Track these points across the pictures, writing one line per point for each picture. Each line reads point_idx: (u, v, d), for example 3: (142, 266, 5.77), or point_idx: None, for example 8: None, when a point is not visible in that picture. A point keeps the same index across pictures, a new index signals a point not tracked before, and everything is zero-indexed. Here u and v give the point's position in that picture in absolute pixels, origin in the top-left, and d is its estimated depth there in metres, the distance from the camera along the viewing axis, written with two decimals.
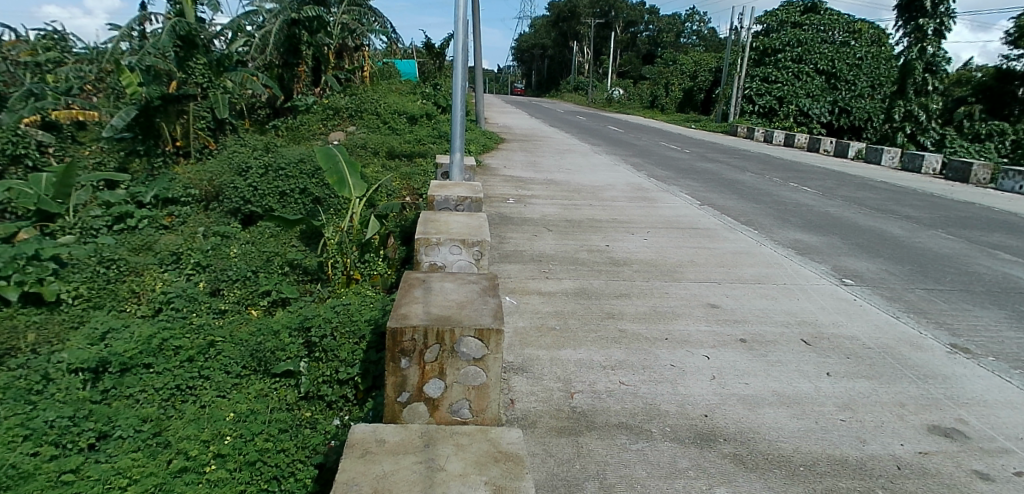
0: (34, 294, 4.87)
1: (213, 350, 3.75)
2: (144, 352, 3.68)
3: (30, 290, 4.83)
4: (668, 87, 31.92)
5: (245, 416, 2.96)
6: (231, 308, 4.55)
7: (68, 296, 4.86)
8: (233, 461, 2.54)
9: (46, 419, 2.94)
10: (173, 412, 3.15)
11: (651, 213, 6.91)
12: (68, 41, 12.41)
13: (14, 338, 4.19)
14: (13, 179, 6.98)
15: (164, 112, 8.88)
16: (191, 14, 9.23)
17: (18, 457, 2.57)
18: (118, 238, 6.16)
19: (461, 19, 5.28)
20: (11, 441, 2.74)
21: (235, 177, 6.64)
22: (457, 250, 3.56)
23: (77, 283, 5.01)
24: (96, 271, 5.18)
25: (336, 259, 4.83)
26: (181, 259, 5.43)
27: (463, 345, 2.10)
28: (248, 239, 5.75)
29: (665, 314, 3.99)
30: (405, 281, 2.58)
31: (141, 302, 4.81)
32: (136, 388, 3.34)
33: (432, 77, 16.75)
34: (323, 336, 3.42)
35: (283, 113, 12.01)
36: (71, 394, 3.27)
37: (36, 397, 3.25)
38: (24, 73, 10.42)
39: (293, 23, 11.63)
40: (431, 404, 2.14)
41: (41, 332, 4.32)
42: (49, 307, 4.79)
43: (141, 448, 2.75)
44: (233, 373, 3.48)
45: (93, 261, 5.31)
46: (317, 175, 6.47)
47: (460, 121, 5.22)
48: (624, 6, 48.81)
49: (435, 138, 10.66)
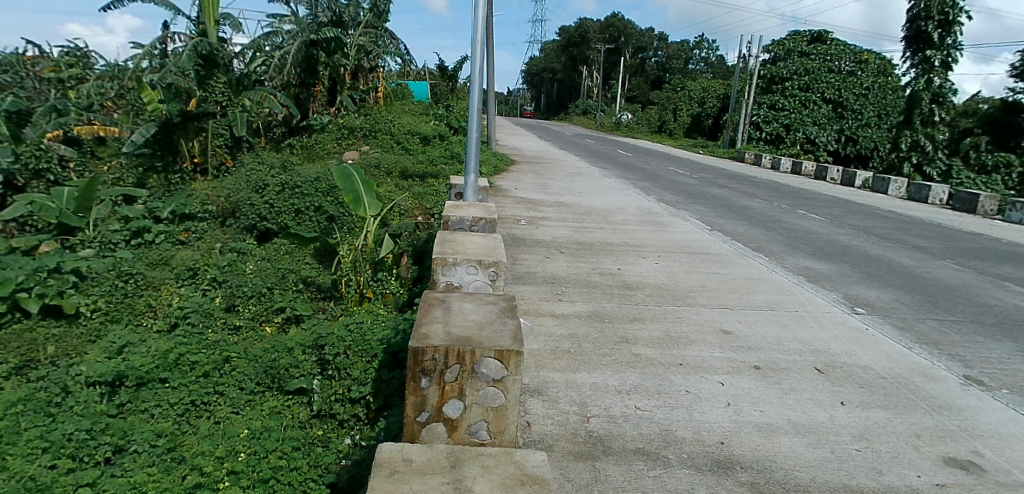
0: (54, 306, 4.89)
1: (228, 366, 3.72)
2: (160, 367, 3.66)
3: (50, 302, 4.85)
4: (676, 112, 32.24)
5: (260, 432, 2.95)
6: (247, 323, 4.56)
7: (86, 309, 4.90)
8: (247, 478, 2.54)
9: (64, 432, 2.95)
10: (188, 427, 3.14)
11: (662, 238, 6.93)
12: (89, 57, 12.57)
13: (33, 351, 4.23)
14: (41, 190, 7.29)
15: (184, 129, 9.07)
16: (213, 34, 9.32)
17: (36, 471, 2.58)
18: (136, 252, 6.21)
19: (478, 43, 5.37)
20: (31, 454, 2.75)
21: (253, 194, 6.70)
22: (473, 271, 3.56)
23: (95, 296, 5.05)
24: (114, 284, 5.21)
25: (349, 277, 4.88)
26: (197, 275, 5.44)
27: (483, 366, 2.10)
28: (263, 256, 5.78)
29: (679, 340, 3.97)
30: (424, 300, 2.59)
31: (157, 317, 4.84)
32: (151, 403, 3.34)
33: (444, 98, 16.98)
34: (337, 354, 3.43)
35: (299, 132, 12.19)
36: (88, 408, 3.27)
37: (55, 410, 3.26)
38: (47, 89, 10.69)
39: (311, 44, 11.79)
40: (450, 425, 2.13)
41: (60, 345, 4.35)
42: (68, 319, 4.82)
43: (156, 463, 2.73)
44: (248, 390, 3.46)
45: (111, 274, 5.33)
46: (333, 193, 6.50)
47: (476, 141, 5.26)
48: (632, 32, 49.72)
49: (448, 159, 10.74)
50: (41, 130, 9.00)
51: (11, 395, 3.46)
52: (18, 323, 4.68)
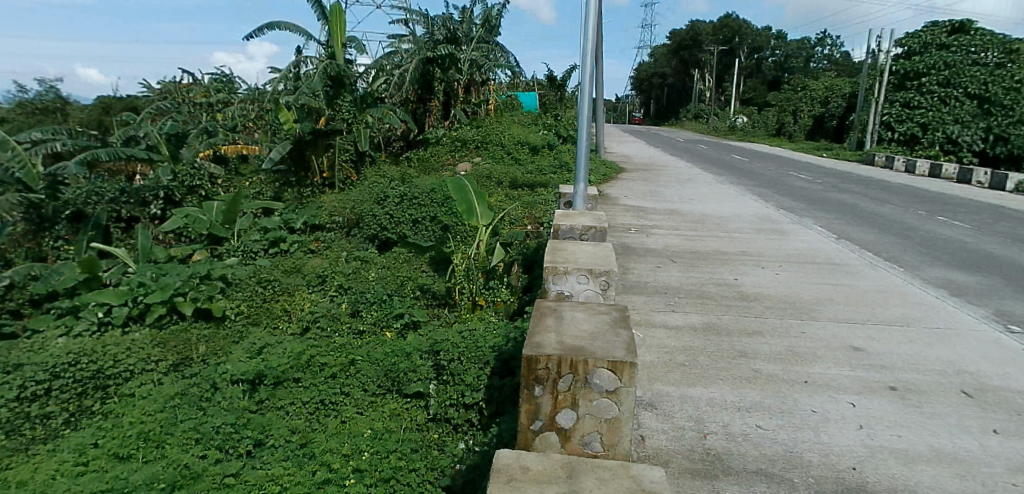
0: (205, 309, 5.50)
1: (353, 368, 3.95)
2: (294, 367, 3.97)
3: (202, 305, 5.47)
4: (795, 113, 30.39)
5: (380, 433, 3.13)
6: (369, 329, 4.84)
7: (231, 312, 5.46)
8: (370, 477, 2.73)
9: (213, 426, 3.32)
10: (318, 425, 3.39)
11: (781, 246, 6.55)
12: (234, 82, 13.92)
13: (189, 351, 4.80)
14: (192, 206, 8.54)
15: (314, 145, 9.86)
16: (341, 57, 10.04)
17: (192, 461, 2.99)
18: (274, 260, 6.80)
19: (588, 52, 5.37)
20: (188, 447, 3.17)
21: (375, 205, 7.12)
22: (584, 280, 3.56)
23: (239, 301, 5.61)
24: (255, 291, 5.75)
25: (463, 285, 5.04)
26: (326, 281, 5.86)
27: (596, 377, 2.09)
28: (384, 264, 6.12)
29: (802, 355, 3.73)
30: (537, 309, 2.61)
31: (291, 320, 5.27)
32: (285, 400, 3.64)
33: (552, 108, 17.13)
34: (451, 359, 3.55)
35: (415, 145, 12.81)
36: (233, 403, 3.64)
37: (206, 404, 3.66)
38: (201, 114, 12.01)
39: (427, 61, 12.32)
40: (563, 435, 2.13)
41: (208, 346, 4.92)
42: (217, 322, 5.40)
43: (290, 458, 2.99)
44: (370, 392, 3.67)
45: (253, 281, 5.89)
46: (446, 204, 6.75)
47: (585, 149, 5.26)
48: (746, 32, 47.63)
49: (556, 168, 10.80)
50: (197, 150, 10.11)
51: (172, 389, 3.92)
52: (178, 324, 5.32)
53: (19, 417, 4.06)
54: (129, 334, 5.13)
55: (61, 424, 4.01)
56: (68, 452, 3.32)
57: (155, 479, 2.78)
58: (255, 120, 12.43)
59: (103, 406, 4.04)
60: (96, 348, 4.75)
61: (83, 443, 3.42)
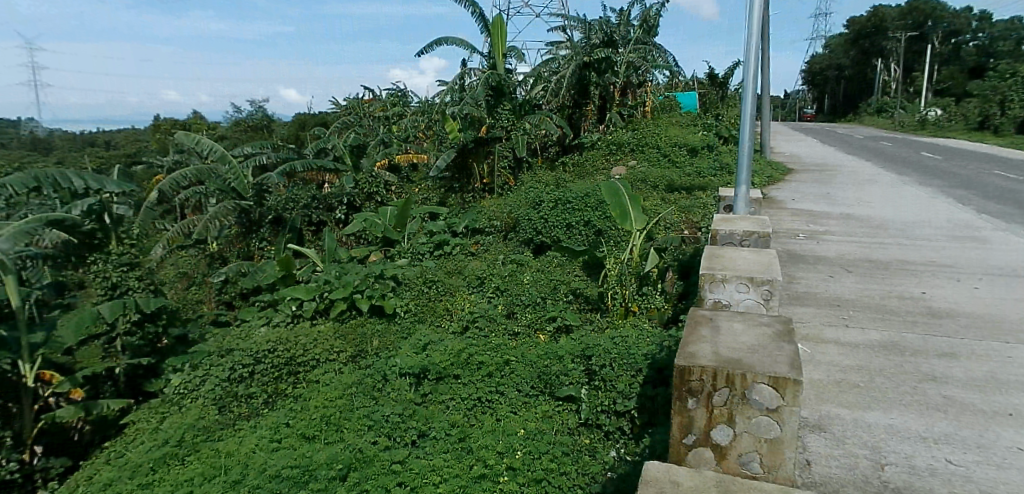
0: (378, 306, 6.06)
1: (508, 368, 4.07)
2: (455, 363, 4.18)
3: (376, 303, 6.04)
4: (1003, 103, 25.91)
5: (534, 433, 3.25)
6: (523, 330, 4.99)
7: (400, 310, 5.96)
8: (523, 475, 2.86)
9: (384, 415, 3.69)
10: (475, 420, 3.58)
11: (987, 256, 5.64)
12: (407, 96, 15.12)
13: (365, 345, 5.35)
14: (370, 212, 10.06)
15: (476, 153, 10.46)
16: (502, 66, 10.49)
17: (365, 445, 3.40)
18: (438, 261, 7.28)
19: (752, 46, 5.05)
20: (363, 433, 3.57)
21: (530, 210, 7.35)
22: (744, 288, 3.36)
23: (407, 299, 6.09)
24: (420, 290, 6.20)
25: (615, 289, 4.99)
26: (484, 283, 6.14)
27: (756, 392, 1.97)
28: (538, 267, 6.28)
29: (1011, 384, 3.18)
30: (691, 318, 2.52)
31: (452, 319, 5.60)
32: (446, 396, 3.89)
33: (712, 107, 16.37)
34: (603, 365, 3.53)
35: (571, 150, 12.94)
36: (401, 395, 3.97)
37: (378, 395, 4.05)
38: (378, 127, 13.24)
39: (584, 66, 12.47)
40: (719, 452, 2.04)
41: (380, 340, 5.43)
42: (388, 318, 5.94)
43: (449, 450, 3.23)
44: (524, 392, 3.77)
45: (419, 281, 6.36)
46: (600, 208, 6.73)
47: (749, 150, 4.94)
48: (943, 14, 41.78)
49: (717, 170, 10.28)
50: (373, 159, 11.18)
51: (351, 378, 4.37)
52: (354, 320, 5.94)
53: (231, 396, 4.87)
54: (317, 325, 5.89)
55: (261, 404, 4.78)
56: (267, 428, 3.94)
57: (335, 461, 3.23)
58: (424, 131, 13.41)
59: (295, 390, 4.79)
60: (291, 337, 5.45)
61: (280, 421, 3.99)
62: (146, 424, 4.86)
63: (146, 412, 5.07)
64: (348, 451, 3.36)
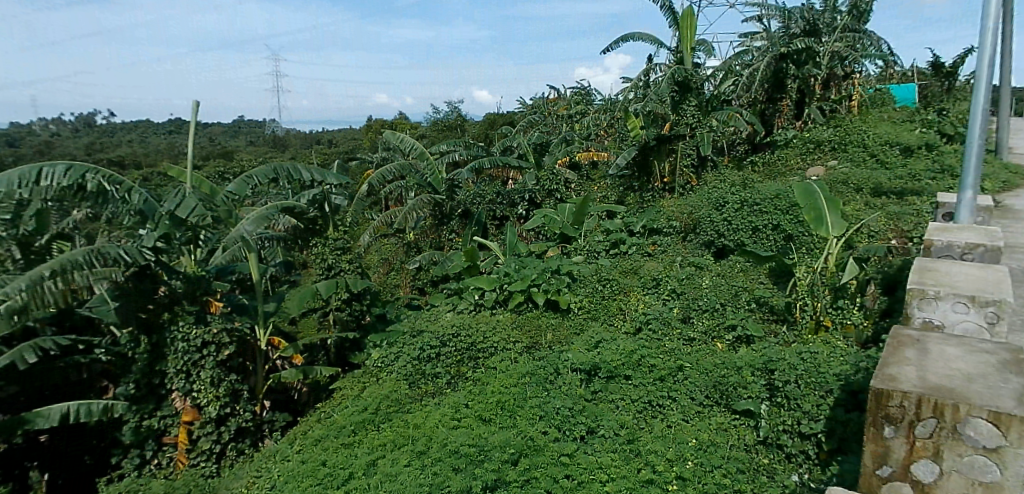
0: (554, 301, 6.59)
1: (681, 373, 4.80)
2: (628, 364, 5.01)
3: (551, 297, 6.56)
4: None
5: (707, 445, 4.05)
6: (701, 337, 5.33)
7: (574, 305, 6.45)
8: (691, 484, 3.67)
9: (554, 406, 4.68)
10: (645, 424, 4.44)
11: None
12: (590, 94, 15.33)
13: (539, 335, 6.00)
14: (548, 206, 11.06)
15: (658, 151, 10.27)
16: (688, 61, 10.24)
17: (536, 433, 4.38)
18: (613, 259, 7.36)
19: (989, 28, 4.32)
20: (535, 421, 4.54)
21: (713, 210, 7.07)
22: (961, 308, 3.13)
23: (581, 295, 6.51)
24: (595, 287, 6.53)
25: (807, 302, 5.05)
26: (659, 284, 6.28)
27: (971, 427, 2.01)
28: (719, 271, 6.22)
29: None
30: (895, 338, 2.52)
31: (626, 319, 5.98)
32: (617, 396, 4.77)
33: (938, 100, 14.08)
34: (787, 382, 4.10)
35: (760, 148, 12.39)
36: (574, 389, 4.87)
37: (552, 385, 5.01)
38: (561, 127, 13.63)
39: (781, 57, 11.81)
40: (921, 488, 2.13)
41: (553, 335, 6.01)
42: (563, 313, 6.45)
43: (617, 451, 4.13)
44: (699, 400, 4.51)
45: (594, 278, 6.68)
46: (793, 211, 6.27)
47: (978, 152, 4.38)
48: None
49: (937, 171, 8.94)
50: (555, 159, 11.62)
51: (527, 368, 5.29)
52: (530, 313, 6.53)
53: (420, 374, 5.69)
54: (498, 315, 6.64)
55: (444, 384, 5.53)
56: (448, 407, 5.02)
57: (507, 445, 4.20)
58: (606, 128, 13.52)
59: (477, 375, 5.51)
60: (471, 324, 6.19)
61: (457, 403, 5.07)
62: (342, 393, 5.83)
63: (350, 382, 5.93)
64: (518, 437, 4.32)
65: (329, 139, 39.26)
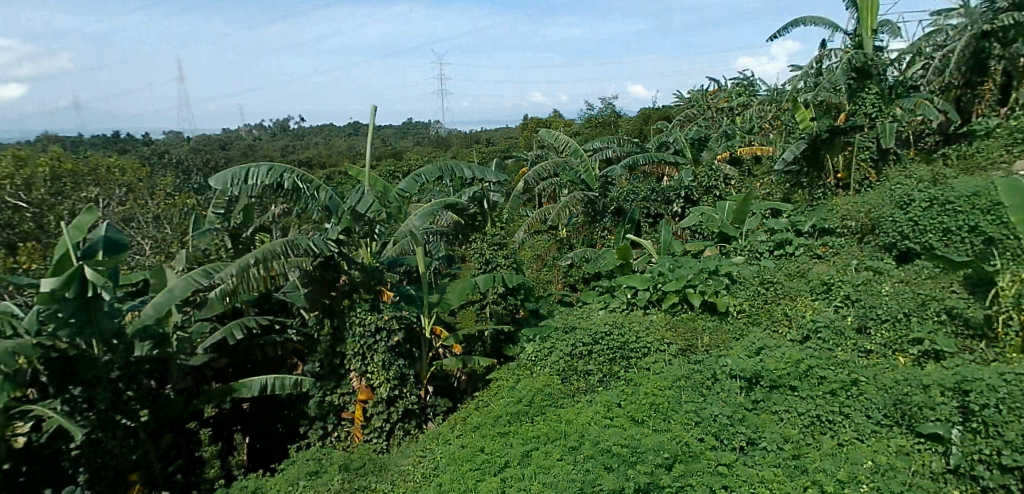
0: (758, 349, 8.39)
1: (853, 389, 6.98)
2: (793, 374, 7.42)
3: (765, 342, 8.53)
4: None
5: (878, 466, 5.87)
6: (877, 349, 7.68)
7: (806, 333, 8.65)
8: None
9: (713, 413, 7.14)
10: (811, 439, 6.58)
11: None
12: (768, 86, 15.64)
13: (754, 345, 8.50)
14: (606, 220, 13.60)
15: None
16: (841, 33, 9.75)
17: (694, 442, 6.68)
18: (837, 297, 9.19)
19: None
20: (696, 428, 6.98)
21: (936, 234, 9.08)
22: None
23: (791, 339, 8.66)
24: (775, 343, 8.42)
25: (1013, 318, 7.04)
26: (868, 330, 8.06)
27: None
28: (906, 279, 8.77)
29: None
30: None
31: (802, 326, 8.90)
32: (780, 407, 7.12)
33: None
34: (983, 411, 5.69)
35: (955, 138, 12.64)
36: (735, 397, 7.45)
37: (712, 392, 7.71)
38: None
39: (981, 35, 11.77)
40: None
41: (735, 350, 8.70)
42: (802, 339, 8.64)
43: (779, 463, 6.22)
44: (879, 419, 6.54)
45: (797, 333, 8.74)
46: (991, 214, 8.59)
47: None
48: None
49: None
50: None
51: (693, 372, 8.25)
52: (687, 312, 10.54)
53: (625, 392, 8.36)
54: (705, 327, 9.96)
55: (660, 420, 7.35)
56: (606, 409, 7.81)
57: (660, 449, 6.50)
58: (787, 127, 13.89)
59: (676, 415, 7.30)
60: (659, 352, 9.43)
61: (613, 402, 8.06)
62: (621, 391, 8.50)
63: (520, 369, 10.07)
64: (679, 444, 6.64)
65: (466, 144, 42.94)
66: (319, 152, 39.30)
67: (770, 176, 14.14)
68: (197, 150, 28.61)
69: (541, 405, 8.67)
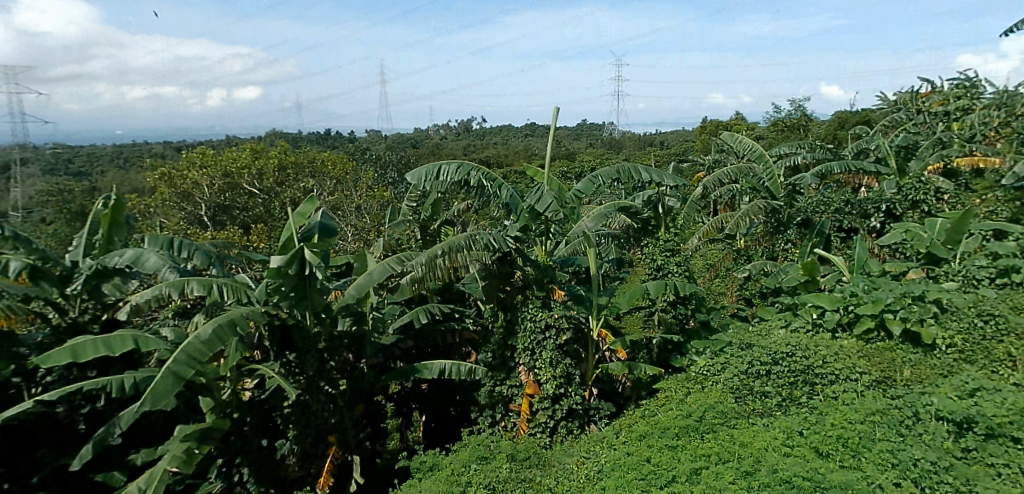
0: (970, 391, 7.32)
1: None
2: (1015, 424, 6.42)
3: (982, 384, 7.48)
4: None
5: None
6: None
7: None
8: None
9: (911, 456, 6.32)
10: None
11: None
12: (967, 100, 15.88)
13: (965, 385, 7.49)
14: (786, 232, 12.66)
15: None
16: None
17: (888, 487, 6.01)
18: None
19: None
20: (888, 471, 6.24)
21: None
22: None
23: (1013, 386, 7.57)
24: (991, 388, 7.32)
25: None
26: None
27: None
28: None
29: None
30: None
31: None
32: (1000, 459, 6.09)
33: None
34: None
35: None
36: (940, 442, 6.52)
37: (908, 432, 6.89)
38: None
39: None
40: None
41: (941, 388, 7.80)
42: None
43: None
44: None
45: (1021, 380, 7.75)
46: None
47: None
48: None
49: None
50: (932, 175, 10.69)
51: (884, 410, 7.46)
52: (884, 340, 9.43)
53: (805, 419, 7.88)
54: (904, 359, 8.90)
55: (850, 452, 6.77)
56: (782, 435, 7.44)
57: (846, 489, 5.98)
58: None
59: (864, 452, 6.69)
60: (861, 373, 8.68)
61: (792, 430, 7.60)
62: (801, 418, 8.02)
63: (691, 381, 9.81)
64: (869, 485, 6.06)
65: (635, 156, 42.31)
66: (492, 159, 41.16)
67: (993, 192, 12.25)
68: (389, 154, 31.51)
69: (713, 424, 8.25)
